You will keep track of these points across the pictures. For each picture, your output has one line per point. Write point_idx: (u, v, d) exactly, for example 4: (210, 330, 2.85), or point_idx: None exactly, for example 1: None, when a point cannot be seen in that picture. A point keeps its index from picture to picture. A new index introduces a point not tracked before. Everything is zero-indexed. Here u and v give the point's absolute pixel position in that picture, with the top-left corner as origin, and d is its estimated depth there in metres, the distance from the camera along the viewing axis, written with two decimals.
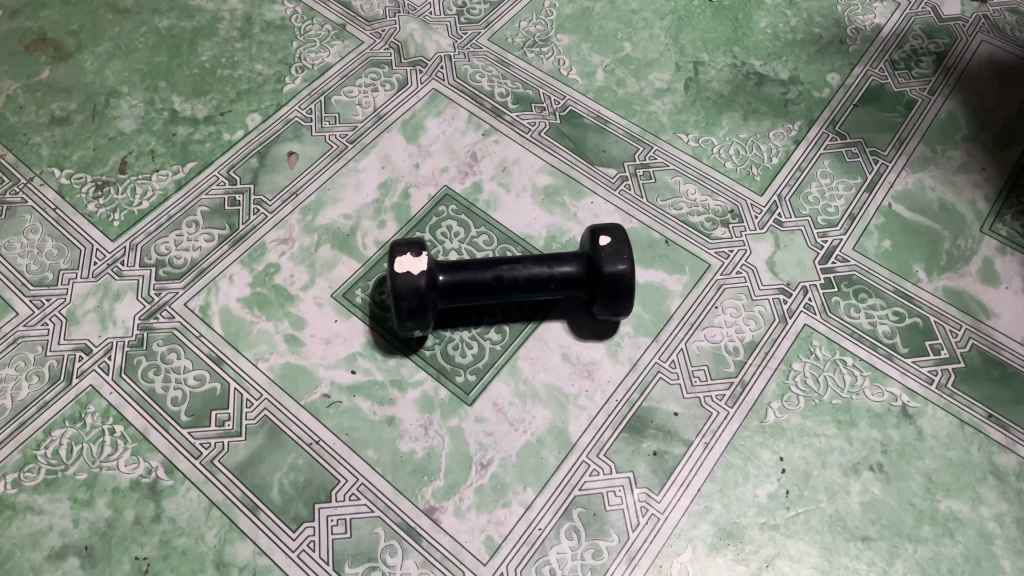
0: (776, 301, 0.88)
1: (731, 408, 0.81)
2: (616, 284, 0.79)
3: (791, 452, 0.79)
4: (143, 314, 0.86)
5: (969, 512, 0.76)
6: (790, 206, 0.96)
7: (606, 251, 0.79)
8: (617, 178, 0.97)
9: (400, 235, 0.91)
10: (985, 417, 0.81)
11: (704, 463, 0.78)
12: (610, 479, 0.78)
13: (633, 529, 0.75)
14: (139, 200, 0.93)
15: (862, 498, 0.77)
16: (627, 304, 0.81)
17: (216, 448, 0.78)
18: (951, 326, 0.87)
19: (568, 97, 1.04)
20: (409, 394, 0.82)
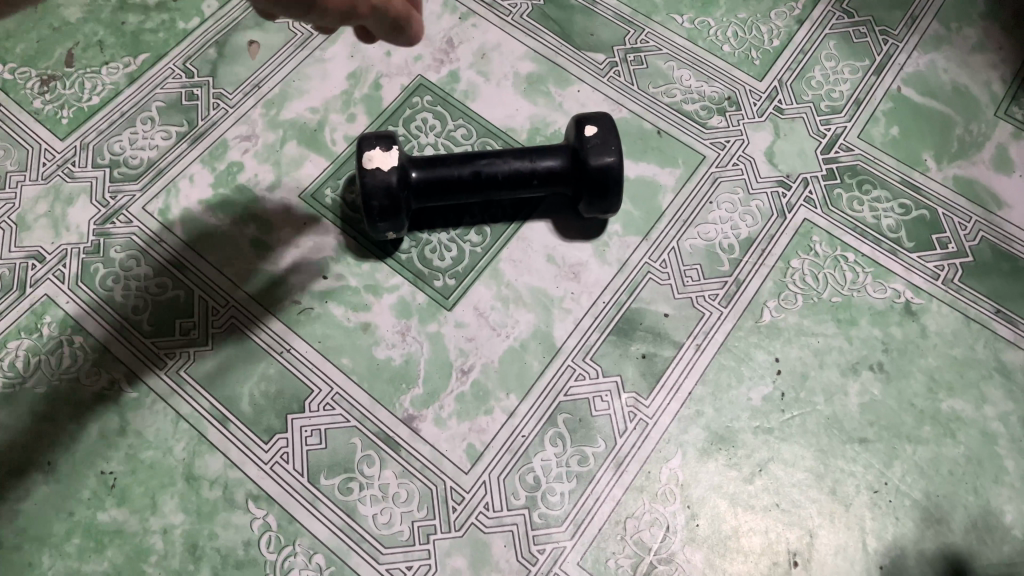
0: (775, 195, 0.83)
1: (725, 308, 0.77)
2: (603, 178, 0.73)
3: (787, 353, 0.75)
4: (99, 219, 0.80)
5: (971, 411, 0.73)
6: (792, 92, 0.89)
7: (591, 143, 0.73)
8: (606, 64, 0.90)
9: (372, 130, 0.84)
10: (991, 313, 0.77)
11: (695, 366, 0.75)
12: (597, 384, 0.74)
13: (621, 434, 0.72)
14: (89, 95, 0.86)
15: (861, 399, 0.73)
16: (615, 200, 0.76)
17: (182, 358, 0.74)
18: (959, 218, 0.82)
19: None
20: (384, 299, 0.77)
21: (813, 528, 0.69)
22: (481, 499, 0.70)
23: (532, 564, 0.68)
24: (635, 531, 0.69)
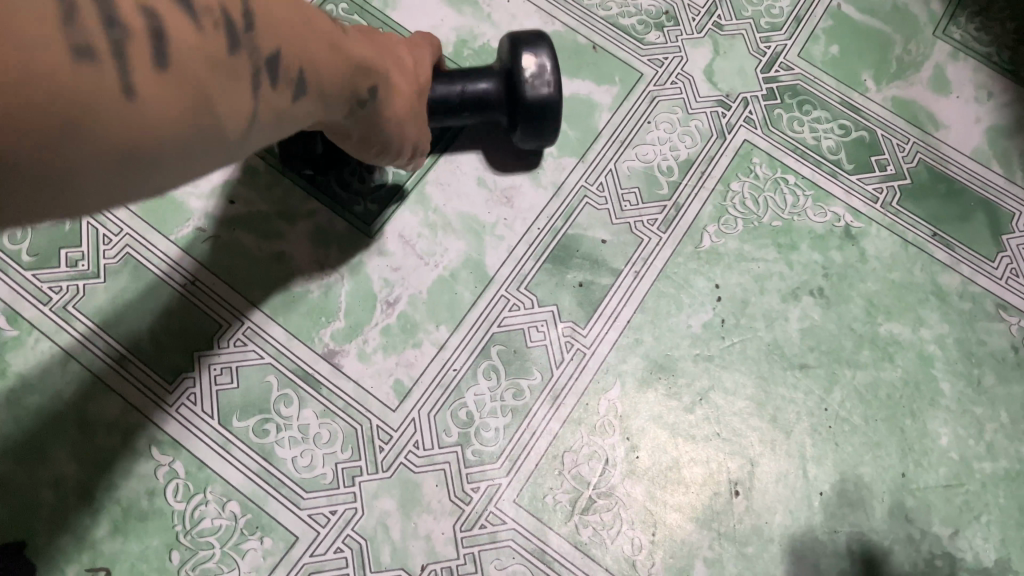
0: (714, 115, 0.79)
1: (664, 234, 0.73)
2: (542, 107, 0.68)
3: (727, 279, 0.72)
4: None
5: (909, 335, 0.72)
6: (731, 7, 0.84)
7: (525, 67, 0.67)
8: None
9: None
10: (929, 237, 0.76)
11: (634, 293, 0.71)
12: (531, 314, 0.70)
13: (557, 366, 0.68)
14: None
15: (801, 325, 0.71)
16: (551, 132, 0.70)
17: (69, 293, 0.66)
18: (898, 140, 0.80)
19: None
20: (299, 227, 0.70)
21: (754, 456, 0.67)
22: (409, 438, 0.65)
23: (466, 503, 0.64)
24: (573, 466, 0.66)
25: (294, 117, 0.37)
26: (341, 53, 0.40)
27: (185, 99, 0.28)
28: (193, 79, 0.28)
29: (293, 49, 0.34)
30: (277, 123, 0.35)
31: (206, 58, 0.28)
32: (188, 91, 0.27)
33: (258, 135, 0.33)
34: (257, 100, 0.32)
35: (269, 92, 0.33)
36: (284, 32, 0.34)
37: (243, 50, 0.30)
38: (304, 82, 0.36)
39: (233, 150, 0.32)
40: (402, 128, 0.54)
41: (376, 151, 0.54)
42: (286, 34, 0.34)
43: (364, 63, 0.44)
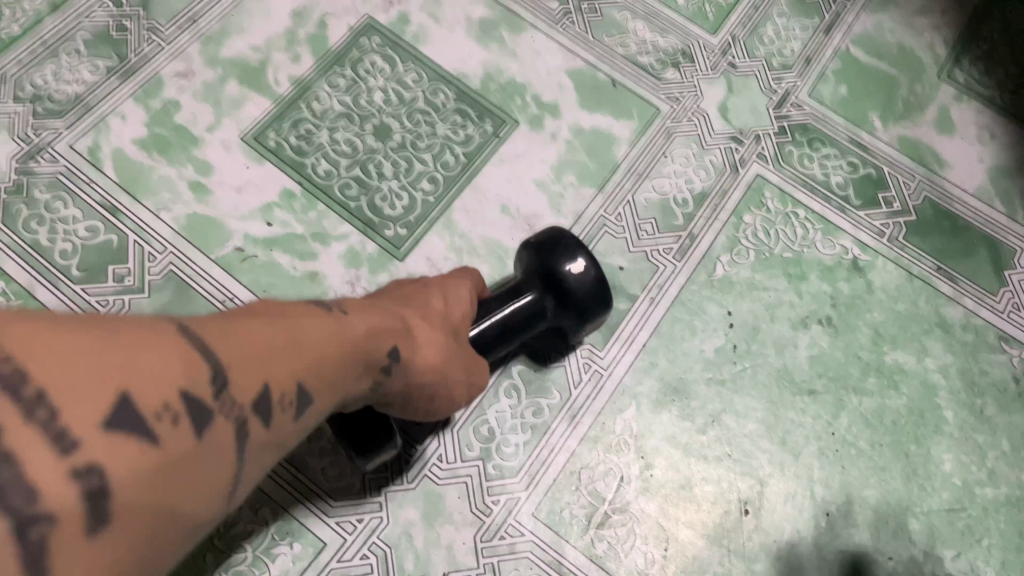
0: (728, 150, 0.83)
1: (679, 262, 0.77)
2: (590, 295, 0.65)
3: (740, 306, 0.76)
4: (21, 156, 0.75)
5: (914, 364, 0.75)
6: (745, 47, 0.89)
7: (563, 268, 0.64)
8: (559, 12, 0.88)
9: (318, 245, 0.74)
10: (933, 270, 0.79)
11: (650, 319, 0.74)
12: (552, 336, 0.73)
13: (575, 386, 0.72)
14: (5, 23, 0.80)
15: (810, 352, 0.75)
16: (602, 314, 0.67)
17: (115, 306, 0.70)
18: (904, 177, 0.83)
19: None
20: (332, 248, 0.74)
21: (764, 477, 0.70)
22: (434, 452, 0.68)
23: (486, 515, 0.67)
24: (589, 482, 0.69)
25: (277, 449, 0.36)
26: (336, 386, 0.40)
27: (149, 439, 0.27)
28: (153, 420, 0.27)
29: (276, 375, 0.34)
30: (262, 462, 0.35)
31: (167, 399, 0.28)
32: (157, 432, 0.27)
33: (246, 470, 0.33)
34: (241, 439, 0.32)
35: (259, 429, 0.33)
36: (262, 359, 0.34)
37: (219, 418, 0.30)
38: (305, 393, 0.36)
39: (211, 516, 0.31)
40: (433, 385, 0.53)
41: (407, 404, 0.53)
42: (264, 353, 0.34)
43: (367, 338, 0.44)
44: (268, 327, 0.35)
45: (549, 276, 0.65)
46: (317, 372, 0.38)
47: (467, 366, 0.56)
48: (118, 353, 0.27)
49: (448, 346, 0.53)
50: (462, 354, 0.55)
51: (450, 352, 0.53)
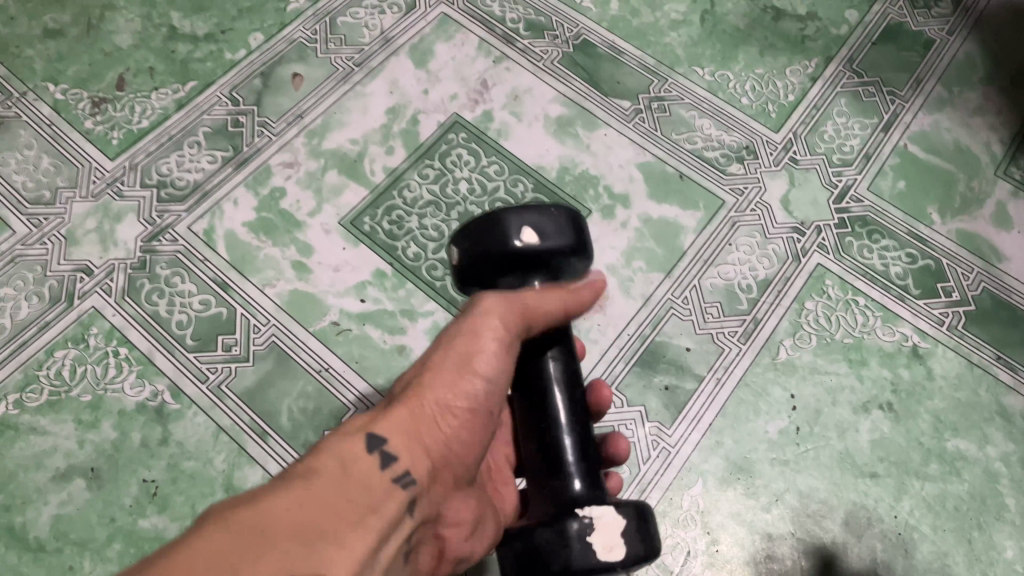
0: (790, 240, 0.87)
1: (743, 345, 0.81)
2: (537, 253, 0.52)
3: (802, 390, 0.79)
4: (146, 236, 0.83)
5: (975, 451, 0.77)
6: (806, 144, 0.94)
7: (508, 278, 0.53)
8: (631, 110, 0.95)
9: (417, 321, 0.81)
10: (994, 360, 0.82)
11: (715, 399, 0.78)
12: (622, 413, 0.78)
13: (644, 462, 0.75)
14: (138, 119, 0.90)
15: (871, 436, 0.77)
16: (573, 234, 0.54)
17: (223, 373, 0.77)
18: (962, 269, 0.87)
19: (581, 26, 1.01)
20: (419, 324, 0.80)
21: (827, 557, 0.72)
22: None
23: None
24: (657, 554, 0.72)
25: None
26: (364, 518, 0.39)
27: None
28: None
29: (286, 556, 0.34)
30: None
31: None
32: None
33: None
34: None
35: None
36: (246, 542, 0.34)
37: None
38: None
39: None
40: (469, 422, 0.49)
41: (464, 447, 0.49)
42: (249, 535, 0.34)
43: (359, 462, 0.41)
44: (261, 514, 0.35)
45: (513, 288, 0.53)
46: (322, 523, 0.37)
47: (484, 345, 0.50)
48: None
49: (455, 380, 0.49)
50: (474, 333, 0.50)
51: (458, 375, 0.49)
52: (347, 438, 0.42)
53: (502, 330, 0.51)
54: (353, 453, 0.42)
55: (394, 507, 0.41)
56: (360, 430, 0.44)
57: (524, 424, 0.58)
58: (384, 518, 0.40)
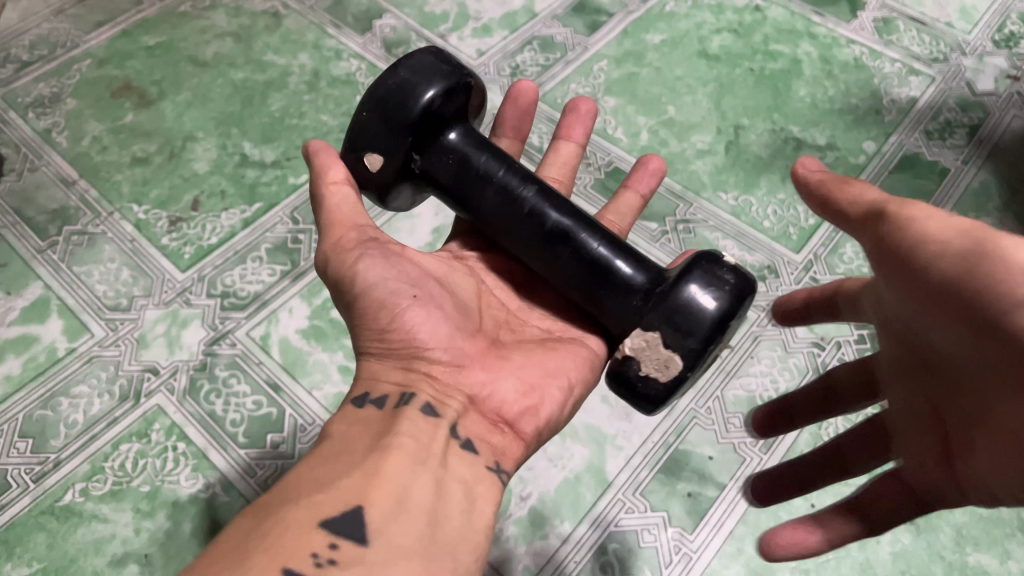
0: (811, 354, 0.91)
1: (765, 455, 0.84)
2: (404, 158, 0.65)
3: (822, 500, 0.81)
4: (208, 340, 0.91)
5: (997, 566, 0.78)
6: (825, 264, 0.99)
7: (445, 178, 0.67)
8: (658, 232, 1.02)
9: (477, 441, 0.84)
10: None
11: (737, 506, 0.81)
12: (645, 517, 0.80)
13: (666, 566, 0.78)
14: (208, 235, 1.00)
15: (892, 548, 0.79)
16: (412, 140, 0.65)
17: (270, 468, 0.83)
18: None
19: (613, 154, 1.10)
20: None
21: None
22: None
23: None
24: None
25: (404, 473, 0.50)
26: (384, 439, 0.53)
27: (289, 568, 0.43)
28: (288, 563, 0.43)
29: (329, 483, 0.49)
30: (411, 488, 0.50)
31: (270, 543, 0.44)
32: (297, 566, 0.43)
33: (403, 513, 0.48)
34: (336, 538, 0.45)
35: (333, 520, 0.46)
36: (264, 509, 0.47)
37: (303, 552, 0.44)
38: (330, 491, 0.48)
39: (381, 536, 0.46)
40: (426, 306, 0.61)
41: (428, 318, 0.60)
42: (265, 507, 0.47)
43: (359, 418, 0.57)
44: (298, 473, 0.50)
45: (399, 158, 0.65)
46: (341, 456, 0.52)
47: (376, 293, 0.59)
48: (206, 563, 0.43)
49: (382, 328, 0.60)
50: (373, 282, 0.60)
51: (384, 321, 0.59)
52: (344, 412, 0.58)
53: (385, 263, 0.60)
54: (350, 414, 0.57)
55: (408, 423, 0.55)
56: (348, 405, 0.58)
57: (551, 270, 0.63)
58: (403, 429, 0.54)
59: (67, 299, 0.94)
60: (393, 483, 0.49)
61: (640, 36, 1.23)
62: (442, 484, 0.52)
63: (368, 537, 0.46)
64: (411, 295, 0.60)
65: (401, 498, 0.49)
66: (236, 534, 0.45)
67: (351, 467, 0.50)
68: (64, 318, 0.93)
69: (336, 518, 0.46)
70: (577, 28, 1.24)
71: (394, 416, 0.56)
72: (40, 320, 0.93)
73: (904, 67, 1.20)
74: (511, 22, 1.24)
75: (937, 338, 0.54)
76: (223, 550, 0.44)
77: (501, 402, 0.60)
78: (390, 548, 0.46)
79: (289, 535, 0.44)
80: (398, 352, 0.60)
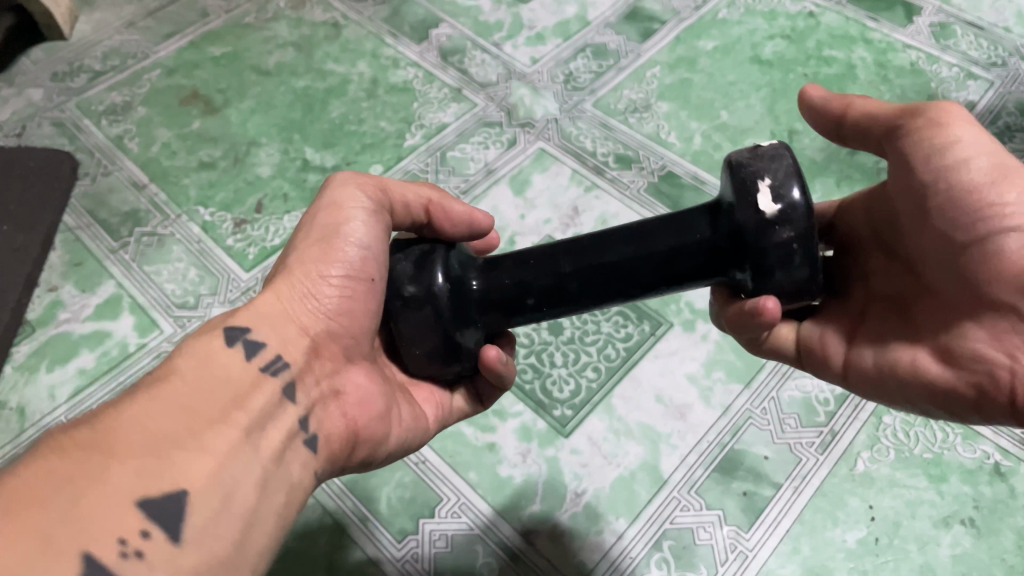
0: None
1: (821, 456, 0.84)
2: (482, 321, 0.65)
3: (880, 502, 0.81)
4: None
5: None
6: None
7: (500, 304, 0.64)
8: None
9: (439, 522, 0.81)
10: None
11: (793, 506, 0.81)
12: (700, 516, 0.81)
13: (722, 564, 0.78)
14: (272, 237, 1.03)
15: (953, 551, 0.78)
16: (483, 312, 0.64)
17: None
18: None
19: (666, 158, 1.11)
20: (509, 423, 0.87)
21: None
22: None
23: None
24: None
25: (234, 464, 0.50)
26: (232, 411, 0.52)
27: (86, 548, 0.41)
28: (90, 546, 0.42)
29: (162, 449, 0.47)
30: (235, 485, 0.49)
31: (85, 507, 0.42)
32: (99, 551, 0.42)
33: (221, 514, 0.48)
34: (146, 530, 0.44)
35: (151, 505, 0.45)
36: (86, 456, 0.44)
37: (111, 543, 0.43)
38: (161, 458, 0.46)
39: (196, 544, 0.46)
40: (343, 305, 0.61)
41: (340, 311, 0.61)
42: (88, 451, 0.44)
43: (218, 358, 0.55)
44: (133, 409, 0.48)
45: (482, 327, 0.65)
46: (180, 409, 0.50)
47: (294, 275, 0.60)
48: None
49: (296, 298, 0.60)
50: (263, 315, 0.58)
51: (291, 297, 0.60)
52: (209, 341, 0.55)
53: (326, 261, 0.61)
54: (212, 357, 0.54)
55: (257, 399, 0.54)
56: (222, 328, 0.57)
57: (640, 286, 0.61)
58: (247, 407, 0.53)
59: (137, 297, 0.98)
60: (221, 475, 0.49)
61: (692, 43, 1.24)
62: (267, 481, 0.52)
63: (181, 532, 0.46)
64: (307, 336, 0.60)
65: (225, 498, 0.48)
66: (43, 468, 0.42)
67: (190, 432, 0.49)
68: (135, 315, 0.97)
69: (154, 500, 0.45)
70: (629, 36, 1.25)
71: (253, 383, 0.55)
72: (112, 316, 0.97)
73: (962, 72, 1.19)
74: (565, 31, 1.26)
75: (918, 247, 0.61)
76: (26, 480, 0.41)
77: (371, 441, 0.62)
78: (194, 552, 0.46)
79: (100, 507, 0.43)
80: (283, 349, 0.58)
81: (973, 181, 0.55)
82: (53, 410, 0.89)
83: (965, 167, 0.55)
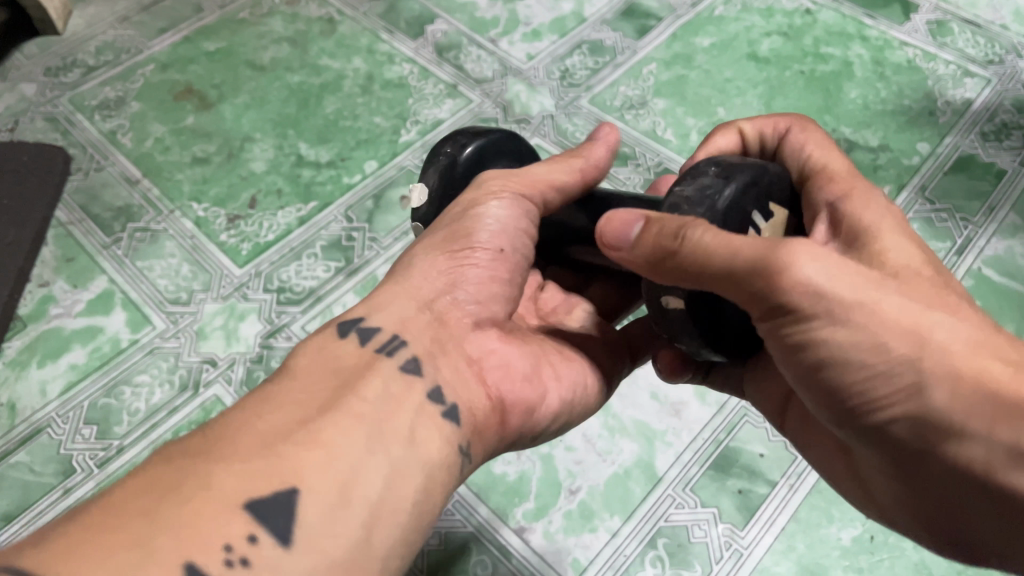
0: None
1: None
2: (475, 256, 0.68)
3: None
4: (264, 334, 0.94)
5: None
6: None
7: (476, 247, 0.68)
8: None
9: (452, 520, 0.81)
10: None
11: (788, 503, 0.80)
12: (695, 513, 0.80)
13: (717, 562, 0.78)
14: (265, 232, 1.03)
15: None
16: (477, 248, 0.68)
17: None
18: None
19: (663, 156, 1.10)
20: None
21: None
22: None
23: None
24: None
25: (351, 454, 0.48)
26: (345, 402, 0.51)
27: (192, 549, 0.40)
28: (192, 554, 0.40)
29: (270, 446, 0.47)
30: (357, 473, 0.47)
31: (190, 513, 0.42)
32: (204, 560, 0.40)
33: (340, 505, 0.46)
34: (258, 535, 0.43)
35: (260, 506, 0.44)
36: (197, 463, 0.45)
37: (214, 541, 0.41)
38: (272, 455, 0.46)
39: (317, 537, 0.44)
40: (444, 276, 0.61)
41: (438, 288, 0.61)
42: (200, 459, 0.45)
43: (332, 350, 0.56)
44: (244, 412, 0.49)
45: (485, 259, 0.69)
46: (293, 408, 0.50)
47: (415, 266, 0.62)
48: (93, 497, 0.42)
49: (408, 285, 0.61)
50: (385, 308, 0.59)
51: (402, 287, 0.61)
52: (325, 339, 0.57)
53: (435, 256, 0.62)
54: (330, 350, 0.56)
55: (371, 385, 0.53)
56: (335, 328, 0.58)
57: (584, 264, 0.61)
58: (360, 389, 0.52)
59: (130, 292, 0.98)
60: (340, 465, 0.47)
61: (689, 39, 1.24)
62: (398, 463, 0.50)
63: (294, 534, 0.44)
64: (427, 310, 0.60)
65: (344, 489, 0.46)
66: (150, 476, 0.43)
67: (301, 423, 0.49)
68: (127, 310, 0.96)
69: (265, 498, 0.44)
70: (626, 33, 1.25)
71: (368, 369, 0.54)
72: (104, 312, 0.96)
73: (959, 69, 1.19)
74: (561, 27, 1.26)
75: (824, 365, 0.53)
76: (131, 488, 0.42)
77: (524, 406, 0.61)
78: (312, 553, 0.44)
79: (207, 508, 0.42)
80: (402, 332, 0.58)
81: (860, 360, 0.46)
82: (44, 406, 0.89)
83: (848, 351, 0.46)
